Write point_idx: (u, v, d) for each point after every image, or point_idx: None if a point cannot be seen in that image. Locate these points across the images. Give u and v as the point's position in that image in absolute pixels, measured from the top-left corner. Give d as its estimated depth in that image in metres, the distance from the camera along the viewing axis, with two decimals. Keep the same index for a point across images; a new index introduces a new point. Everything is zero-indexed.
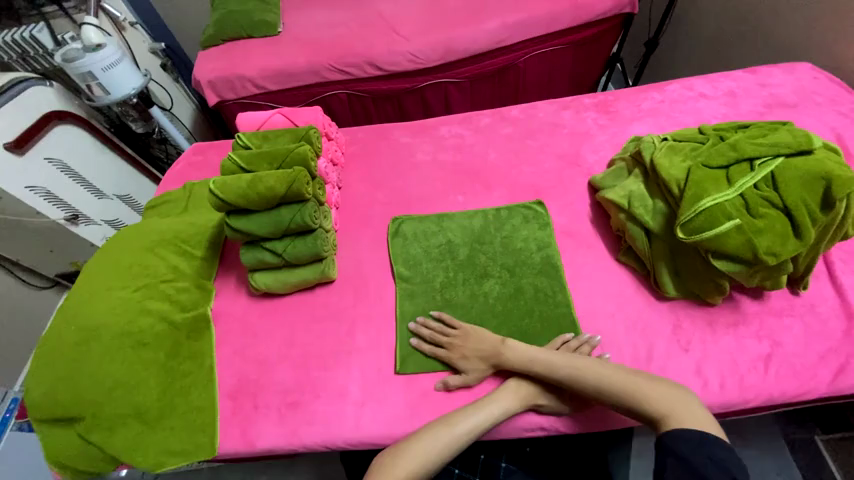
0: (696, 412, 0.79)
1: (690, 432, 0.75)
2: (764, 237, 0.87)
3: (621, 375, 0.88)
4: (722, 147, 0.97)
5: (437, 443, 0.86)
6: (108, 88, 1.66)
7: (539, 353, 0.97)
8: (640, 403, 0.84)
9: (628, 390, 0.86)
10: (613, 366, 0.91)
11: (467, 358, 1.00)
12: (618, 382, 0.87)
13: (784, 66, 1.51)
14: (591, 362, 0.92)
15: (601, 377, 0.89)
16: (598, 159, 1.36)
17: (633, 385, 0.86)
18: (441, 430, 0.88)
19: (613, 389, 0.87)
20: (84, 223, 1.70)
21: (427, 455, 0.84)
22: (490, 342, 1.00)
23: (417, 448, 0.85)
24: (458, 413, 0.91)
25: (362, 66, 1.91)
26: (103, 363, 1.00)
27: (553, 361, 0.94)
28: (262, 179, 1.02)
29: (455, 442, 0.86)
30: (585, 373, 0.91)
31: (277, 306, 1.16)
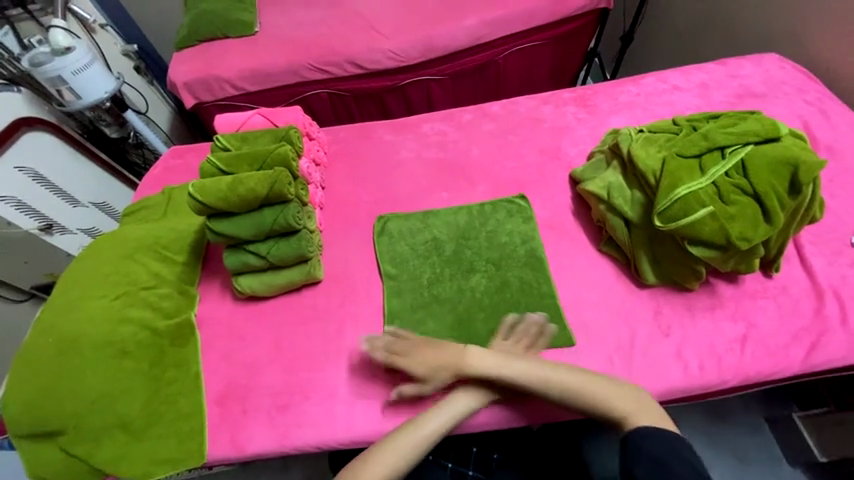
0: (652, 411, 0.83)
1: (656, 431, 0.77)
2: (736, 223, 0.90)
3: (581, 377, 0.90)
4: (695, 137, 1.00)
5: (409, 445, 0.86)
6: (79, 92, 1.61)
7: (498, 358, 0.95)
8: (602, 406, 0.86)
9: (590, 393, 0.88)
10: (571, 368, 0.92)
11: (427, 365, 0.96)
12: (579, 384, 0.89)
13: (753, 58, 1.56)
14: (550, 366, 0.92)
15: (561, 380, 0.90)
16: (578, 152, 1.39)
17: (593, 388, 0.88)
18: (413, 433, 0.87)
19: (574, 393, 0.88)
20: (59, 233, 1.66)
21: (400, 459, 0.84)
22: (450, 349, 0.97)
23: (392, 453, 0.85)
24: (430, 412, 0.91)
25: (342, 65, 1.90)
26: (85, 375, 0.98)
27: (514, 366, 0.93)
28: (243, 181, 1.00)
29: (427, 443, 0.87)
30: (545, 377, 0.91)
31: (263, 309, 1.14)
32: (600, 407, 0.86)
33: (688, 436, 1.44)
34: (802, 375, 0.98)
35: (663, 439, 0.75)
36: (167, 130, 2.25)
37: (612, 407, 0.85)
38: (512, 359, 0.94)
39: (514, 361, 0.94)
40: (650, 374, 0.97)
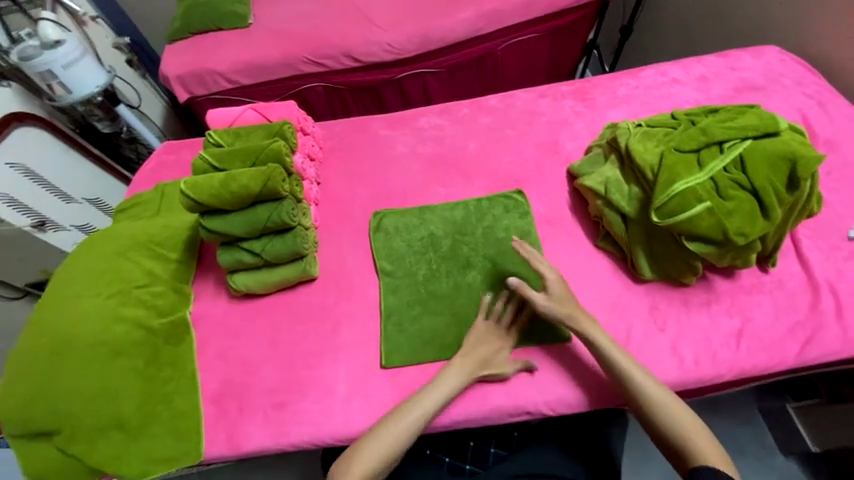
0: (723, 455, 0.82)
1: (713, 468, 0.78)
2: (733, 218, 0.90)
3: (668, 398, 0.89)
4: (694, 131, 0.99)
5: (410, 423, 0.91)
6: (70, 86, 1.59)
7: (605, 342, 0.96)
8: (672, 430, 0.86)
9: (667, 412, 0.88)
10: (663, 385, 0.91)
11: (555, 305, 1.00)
12: (663, 403, 0.88)
13: (753, 50, 1.54)
14: (648, 377, 0.92)
15: (651, 393, 0.90)
16: (575, 146, 1.37)
17: (672, 410, 0.88)
18: (409, 413, 0.92)
19: (655, 408, 0.89)
20: (52, 230, 1.64)
21: (401, 439, 0.89)
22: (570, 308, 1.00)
23: (389, 432, 0.90)
24: (427, 390, 0.95)
25: (338, 58, 1.87)
26: (80, 373, 0.98)
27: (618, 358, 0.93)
28: (235, 177, 0.99)
29: (426, 418, 0.92)
30: (639, 385, 0.91)
31: (259, 306, 1.14)
32: (669, 429, 0.86)
33: None
34: (798, 370, 0.98)
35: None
36: (160, 125, 2.22)
37: (681, 437, 0.85)
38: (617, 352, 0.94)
39: (619, 354, 0.94)
40: (646, 370, 0.97)
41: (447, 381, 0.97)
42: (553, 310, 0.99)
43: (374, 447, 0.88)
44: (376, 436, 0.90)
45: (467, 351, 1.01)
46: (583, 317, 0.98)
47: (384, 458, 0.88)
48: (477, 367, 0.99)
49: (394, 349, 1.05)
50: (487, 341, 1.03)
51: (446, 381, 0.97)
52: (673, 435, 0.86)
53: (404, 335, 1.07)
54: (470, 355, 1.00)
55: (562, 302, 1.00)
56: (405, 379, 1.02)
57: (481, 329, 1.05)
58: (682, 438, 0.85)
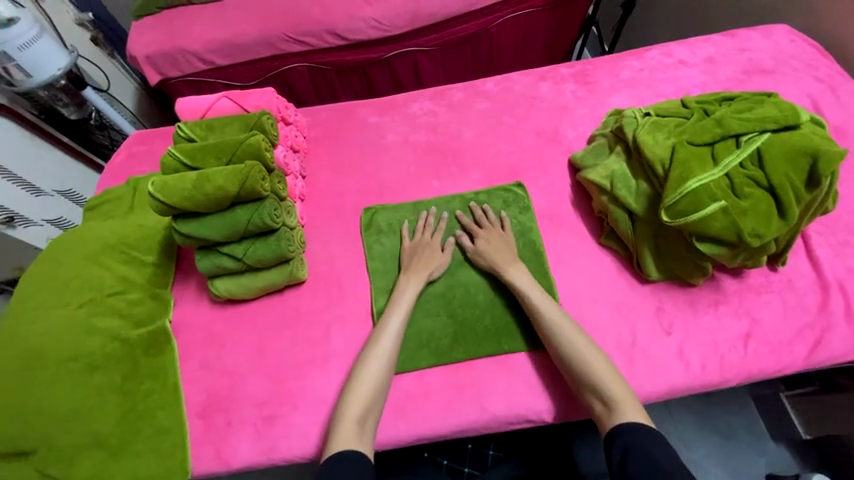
0: (637, 408, 0.84)
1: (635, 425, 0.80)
2: (748, 218, 0.85)
3: (587, 349, 0.91)
4: (708, 123, 0.92)
5: (379, 363, 0.93)
6: (29, 69, 1.43)
7: (531, 293, 0.99)
8: (591, 382, 0.88)
9: (584, 364, 0.89)
10: (585, 336, 0.93)
11: (490, 246, 1.07)
12: (582, 356, 0.90)
13: (762, 29, 1.46)
14: (569, 329, 0.93)
15: (574, 346, 0.91)
16: (577, 135, 1.30)
17: (590, 361, 0.89)
18: (371, 358, 0.93)
19: (576, 362, 0.90)
20: (22, 225, 1.52)
21: (375, 382, 0.91)
22: (505, 254, 1.06)
23: (365, 376, 0.91)
24: (384, 327, 0.98)
25: (322, 36, 1.73)
26: (50, 391, 0.90)
27: (542, 311, 0.96)
28: (210, 177, 0.90)
29: (384, 352, 0.94)
30: (560, 338, 0.93)
31: (244, 312, 1.07)
32: (585, 381, 0.88)
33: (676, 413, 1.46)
34: (802, 371, 0.97)
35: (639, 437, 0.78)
36: (133, 109, 2.07)
37: (596, 388, 0.87)
38: (541, 305, 0.97)
39: (544, 307, 0.96)
40: (651, 374, 0.94)
41: (394, 310, 1.00)
42: (485, 255, 1.06)
43: (356, 396, 0.89)
44: (356, 385, 0.91)
45: (414, 272, 1.05)
46: (511, 266, 1.03)
47: (370, 402, 0.89)
48: (414, 285, 1.03)
49: None
50: (427, 259, 1.07)
51: (392, 314, 0.99)
52: (587, 387, 0.88)
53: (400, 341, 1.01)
54: (415, 273, 1.05)
55: (492, 251, 1.06)
56: (402, 388, 0.97)
57: (421, 251, 1.09)
58: (596, 389, 0.87)
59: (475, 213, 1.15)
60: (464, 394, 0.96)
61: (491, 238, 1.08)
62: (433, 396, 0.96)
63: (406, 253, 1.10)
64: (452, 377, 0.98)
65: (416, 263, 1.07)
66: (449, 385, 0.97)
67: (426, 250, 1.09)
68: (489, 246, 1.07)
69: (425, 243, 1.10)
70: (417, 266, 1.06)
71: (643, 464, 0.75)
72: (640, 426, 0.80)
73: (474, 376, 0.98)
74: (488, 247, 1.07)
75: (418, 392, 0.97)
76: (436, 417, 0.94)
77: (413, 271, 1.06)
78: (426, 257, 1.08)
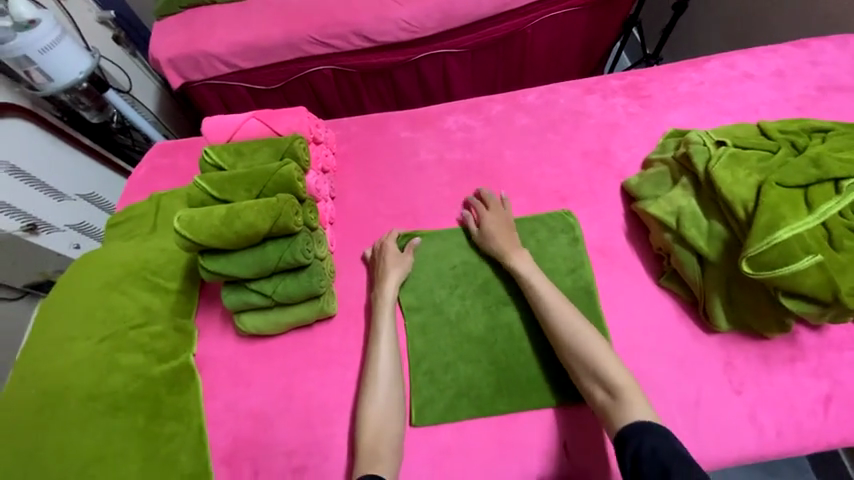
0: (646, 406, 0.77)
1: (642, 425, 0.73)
2: (848, 276, 0.74)
3: (589, 334, 0.87)
4: (802, 162, 0.81)
5: (381, 381, 0.91)
6: (51, 73, 1.36)
7: (535, 279, 0.97)
8: (594, 369, 0.83)
9: (587, 351, 0.85)
10: (589, 323, 0.90)
11: (494, 228, 1.05)
12: (585, 342, 0.86)
13: (838, 39, 1.30)
14: (573, 314, 0.91)
15: (576, 333, 0.88)
16: (630, 157, 1.18)
17: (594, 347, 0.85)
18: (377, 382, 0.91)
19: (583, 353, 0.86)
20: (45, 231, 1.46)
21: (386, 406, 0.89)
22: (508, 241, 1.03)
23: (377, 398, 0.89)
24: (376, 341, 0.95)
25: (348, 38, 1.63)
26: (70, 435, 0.85)
27: (544, 295, 0.94)
28: (240, 213, 0.83)
29: (383, 370, 0.92)
30: (562, 324, 0.90)
31: (270, 348, 1.01)
32: (589, 370, 0.84)
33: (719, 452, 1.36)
34: None
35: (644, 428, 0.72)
36: (154, 110, 2.00)
37: (599, 375, 0.82)
38: (545, 290, 0.95)
39: (544, 291, 0.94)
40: (718, 437, 0.85)
41: (379, 322, 0.97)
42: (489, 240, 1.04)
43: (372, 425, 0.87)
44: (367, 408, 0.89)
45: (382, 277, 1.01)
46: (516, 253, 1.01)
47: (390, 428, 0.87)
48: (388, 292, 1.00)
49: (427, 403, 0.93)
50: (387, 263, 1.02)
51: (378, 325, 0.96)
52: (592, 375, 0.83)
53: (437, 387, 0.94)
54: (384, 283, 1.00)
55: (496, 236, 1.04)
56: (439, 441, 0.90)
57: (381, 255, 1.04)
58: (600, 376, 0.82)
59: (482, 195, 1.12)
60: (507, 451, 0.88)
61: (498, 221, 1.06)
62: (473, 451, 0.89)
63: (371, 261, 1.07)
64: (493, 431, 0.90)
65: (381, 269, 1.03)
66: (490, 439, 0.89)
67: (388, 255, 1.04)
68: (495, 231, 1.05)
69: (383, 248, 1.05)
70: (385, 274, 1.02)
71: (648, 460, 0.67)
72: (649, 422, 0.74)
73: (518, 431, 0.90)
74: (495, 232, 1.04)
75: (456, 447, 0.89)
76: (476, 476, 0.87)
77: (381, 277, 1.02)
78: (385, 265, 1.02)
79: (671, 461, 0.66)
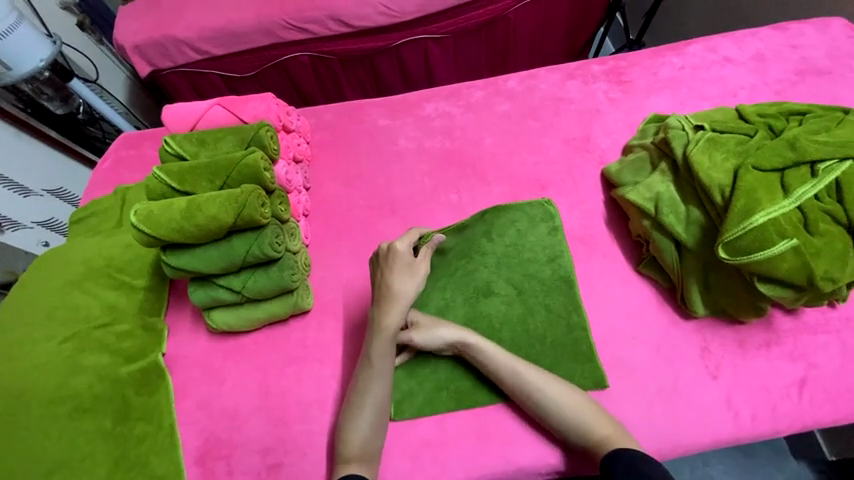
0: (629, 439, 0.80)
1: (628, 454, 0.75)
2: (822, 259, 0.74)
3: (570, 394, 0.84)
4: (778, 144, 0.80)
5: (368, 404, 0.85)
6: (7, 61, 1.27)
7: (495, 361, 0.88)
8: (579, 424, 0.82)
9: (573, 410, 0.83)
10: (563, 382, 0.87)
11: (429, 332, 0.91)
12: (566, 402, 0.83)
13: (817, 22, 1.30)
14: (545, 380, 0.86)
15: (555, 399, 0.84)
16: (611, 143, 1.16)
17: (575, 406, 0.83)
18: (362, 396, 0.86)
19: (560, 411, 0.83)
20: (10, 229, 1.39)
21: (370, 417, 0.85)
22: (453, 335, 0.91)
23: (362, 417, 0.84)
24: (369, 363, 0.88)
25: (324, 22, 1.56)
26: (33, 440, 0.83)
27: (512, 367, 0.87)
28: (201, 205, 0.80)
29: (375, 395, 0.86)
30: (538, 390, 0.85)
31: (242, 346, 0.97)
32: (574, 425, 0.82)
33: None
34: None
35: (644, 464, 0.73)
36: (124, 101, 1.92)
37: (588, 429, 0.81)
38: (513, 361, 0.88)
39: (511, 362, 0.88)
40: (695, 425, 0.85)
41: (375, 348, 0.88)
42: (433, 343, 0.91)
43: (352, 431, 0.84)
44: (351, 424, 0.84)
45: (389, 295, 0.91)
46: (472, 337, 0.90)
47: (373, 435, 0.84)
48: (393, 316, 0.90)
49: (406, 397, 0.91)
50: (395, 280, 0.91)
51: (372, 348, 0.88)
52: (578, 432, 0.81)
53: (415, 380, 0.92)
54: (392, 303, 0.90)
55: (442, 333, 0.91)
56: (418, 434, 0.89)
57: (393, 264, 0.93)
58: (586, 431, 0.81)
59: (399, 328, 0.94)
60: (486, 441, 0.87)
61: (430, 322, 0.92)
62: (452, 443, 0.88)
63: (379, 261, 0.95)
64: (473, 422, 0.89)
65: (391, 279, 0.92)
66: (470, 429, 0.89)
67: (401, 264, 0.93)
68: (436, 331, 0.91)
69: (399, 255, 0.93)
70: (396, 294, 0.91)
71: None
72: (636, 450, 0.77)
73: (496, 420, 0.89)
74: (437, 332, 0.91)
75: (436, 441, 0.88)
76: (456, 467, 0.86)
77: (388, 293, 0.91)
78: (393, 285, 0.91)
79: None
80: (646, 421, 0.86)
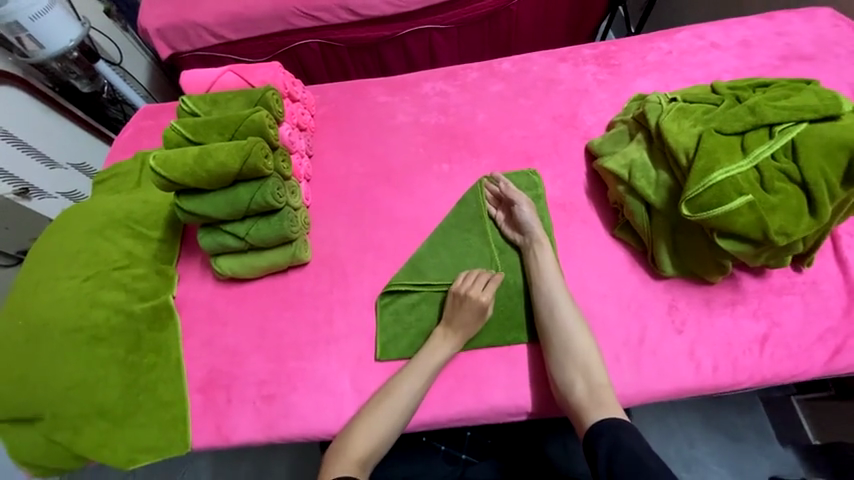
0: (616, 405, 0.85)
1: (611, 420, 0.80)
2: (776, 214, 0.79)
3: (584, 335, 0.90)
4: (740, 110, 0.87)
5: (388, 409, 0.88)
6: (42, 41, 1.39)
7: (546, 266, 0.98)
8: (581, 363, 0.88)
9: (579, 350, 0.89)
10: (582, 320, 0.93)
11: (525, 211, 1.04)
12: (581, 339, 0.90)
13: (804, 12, 1.35)
14: (571, 306, 0.94)
15: (571, 328, 0.91)
16: (597, 121, 1.22)
17: (585, 343, 0.90)
18: (388, 402, 0.89)
19: (570, 342, 0.90)
20: (36, 197, 1.51)
21: (390, 427, 0.87)
22: (532, 227, 1.02)
23: (380, 421, 0.88)
24: (408, 375, 0.92)
25: (334, 11, 1.66)
26: (56, 362, 0.93)
27: (553, 277, 0.96)
28: (212, 153, 0.90)
29: (404, 413, 0.89)
30: (564, 312, 0.92)
31: (244, 292, 1.06)
32: (576, 362, 0.88)
33: (682, 409, 1.43)
34: (820, 378, 0.92)
35: (622, 432, 0.77)
36: (147, 85, 2.04)
37: (585, 374, 0.87)
38: (555, 276, 0.96)
39: (555, 274, 0.97)
40: (659, 374, 0.91)
41: (417, 371, 0.92)
42: (527, 216, 1.03)
43: (365, 426, 0.87)
44: (364, 426, 0.87)
45: (453, 330, 0.96)
46: (544, 237, 1.01)
47: (383, 439, 0.87)
48: (444, 351, 0.94)
49: (391, 340, 0.99)
50: (462, 319, 0.96)
51: (417, 368, 0.92)
52: (576, 369, 0.88)
53: (402, 326, 1.00)
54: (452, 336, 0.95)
55: (530, 216, 1.03)
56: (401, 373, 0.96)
57: (464, 306, 0.96)
58: (585, 369, 0.87)
59: (499, 188, 1.10)
60: (465, 382, 0.95)
61: (528, 205, 1.05)
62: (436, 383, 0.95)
63: (455, 298, 0.98)
64: (452, 366, 0.96)
65: (458, 317, 0.96)
66: (450, 372, 0.96)
67: (473, 308, 0.96)
68: (528, 211, 1.04)
69: (472, 300, 0.96)
70: (460, 330, 0.96)
71: (625, 456, 0.73)
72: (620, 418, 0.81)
73: (473, 365, 0.96)
74: (524, 215, 1.03)
75: None
76: (435, 405, 0.93)
77: (451, 329, 0.96)
78: (465, 320, 0.96)
79: (642, 452, 0.73)
80: (614, 369, 0.92)
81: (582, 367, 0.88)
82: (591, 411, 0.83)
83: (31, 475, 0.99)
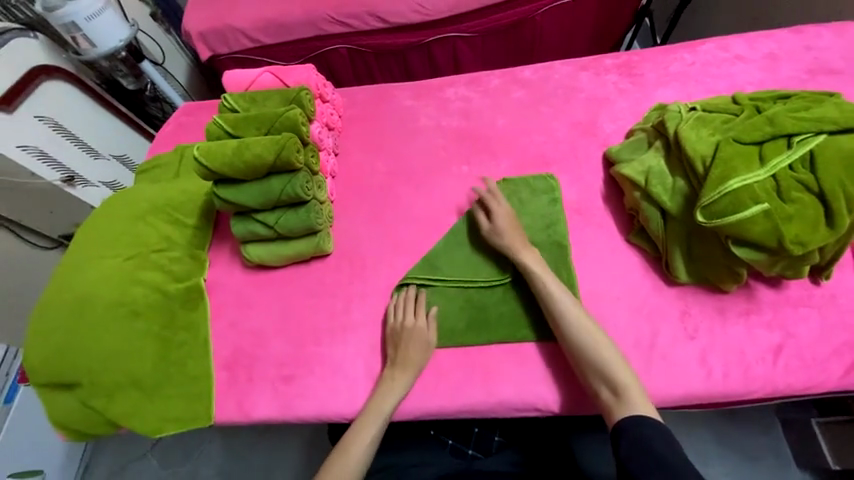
0: (647, 403, 0.81)
1: (633, 420, 0.78)
2: (792, 224, 0.80)
3: (595, 336, 0.89)
4: (758, 121, 0.88)
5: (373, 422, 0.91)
6: (94, 40, 1.49)
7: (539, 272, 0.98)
8: (600, 364, 0.87)
9: (591, 352, 0.88)
10: (591, 321, 0.92)
11: (500, 221, 1.05)
12: (590, 340, 0.89)
13: (834, 26, 1.34)
14: (573, 309, 0.93)
15: (578, 331, 0.90)
16: (616, 129, 1.24)
17: (599, 344, 0.88)
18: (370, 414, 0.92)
19: (582, 345, 0.89)
20: (82, 186, 1.59)
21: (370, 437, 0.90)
22: (509, 236, 1.03)
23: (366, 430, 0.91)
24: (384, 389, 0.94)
25: (364, 18, 1.74)
26: (97, 333, 1.01)
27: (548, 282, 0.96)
28: (249, 146, 0.97)
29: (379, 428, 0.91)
30: (564, 317, 0.92)
31: (269, 279, 1.12)
32: (595, 364, 0.87)
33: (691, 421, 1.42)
34: (835, 393, 0.91)
35: (646, 432, 0.75)
36: (185, 84, 2.17)
37: (606, 375, 0.86)
38: (549, 282, 0.96)
39: (547, 279, 0.97)
40: (668, 378, 0.92)
41: (384, 390, 0.94)
42: (501, 224, 1.04)
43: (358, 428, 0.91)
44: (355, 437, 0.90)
45: (402, 360, 0.96)
46: (522, 245, 1.02)
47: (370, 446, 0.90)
48: (402, 378, 0.95)
49: None
50: (408, 347, 0.97)
51: (385, 386, 0.95)
52: (596, 373, 0.87)
53: None
54: (403, 366, 0.96)
55: (505, 225, 1.04)
56: None
57: (405, 335, 0.98)
58: (605, 371, 0.86)
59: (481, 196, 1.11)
60: (475, 375, 0.98)
61: (503, 214, 1.06)
62: (449, 374, 0.99)
63: (394, 330, 1.00)
64: (464, 358, 1.00)
65: (405, 346, 0.97)
66: (461, 365, 0.99)
67: (417, 336, 0.98)
68: (503, 219, 1.05)
69: (409, 329, 0.99)
70: (412, 358, 0.96)
71: (644, 458, 0.72)
72: (647, 417, 0.78)
73: (484, 359, 0.99)
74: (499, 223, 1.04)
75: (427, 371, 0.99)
76: (445, 395, 0.97)
77: (401, 360, 0.96)
78: (411, 348, 0.97)
79: (668, 453, 0.72)
80: None
81: (602, 369, 0.86)
82: (617, 413, 0.82)
83: (67, 438, 1.07)
